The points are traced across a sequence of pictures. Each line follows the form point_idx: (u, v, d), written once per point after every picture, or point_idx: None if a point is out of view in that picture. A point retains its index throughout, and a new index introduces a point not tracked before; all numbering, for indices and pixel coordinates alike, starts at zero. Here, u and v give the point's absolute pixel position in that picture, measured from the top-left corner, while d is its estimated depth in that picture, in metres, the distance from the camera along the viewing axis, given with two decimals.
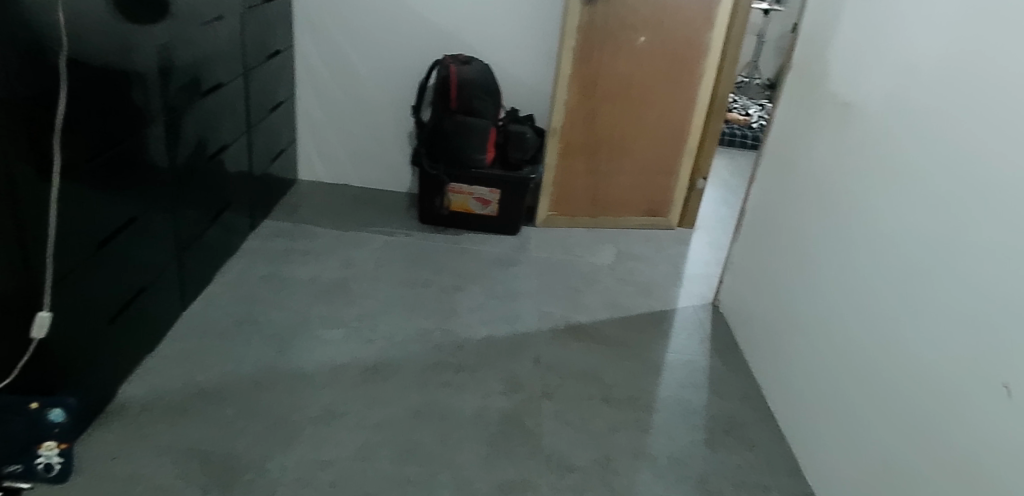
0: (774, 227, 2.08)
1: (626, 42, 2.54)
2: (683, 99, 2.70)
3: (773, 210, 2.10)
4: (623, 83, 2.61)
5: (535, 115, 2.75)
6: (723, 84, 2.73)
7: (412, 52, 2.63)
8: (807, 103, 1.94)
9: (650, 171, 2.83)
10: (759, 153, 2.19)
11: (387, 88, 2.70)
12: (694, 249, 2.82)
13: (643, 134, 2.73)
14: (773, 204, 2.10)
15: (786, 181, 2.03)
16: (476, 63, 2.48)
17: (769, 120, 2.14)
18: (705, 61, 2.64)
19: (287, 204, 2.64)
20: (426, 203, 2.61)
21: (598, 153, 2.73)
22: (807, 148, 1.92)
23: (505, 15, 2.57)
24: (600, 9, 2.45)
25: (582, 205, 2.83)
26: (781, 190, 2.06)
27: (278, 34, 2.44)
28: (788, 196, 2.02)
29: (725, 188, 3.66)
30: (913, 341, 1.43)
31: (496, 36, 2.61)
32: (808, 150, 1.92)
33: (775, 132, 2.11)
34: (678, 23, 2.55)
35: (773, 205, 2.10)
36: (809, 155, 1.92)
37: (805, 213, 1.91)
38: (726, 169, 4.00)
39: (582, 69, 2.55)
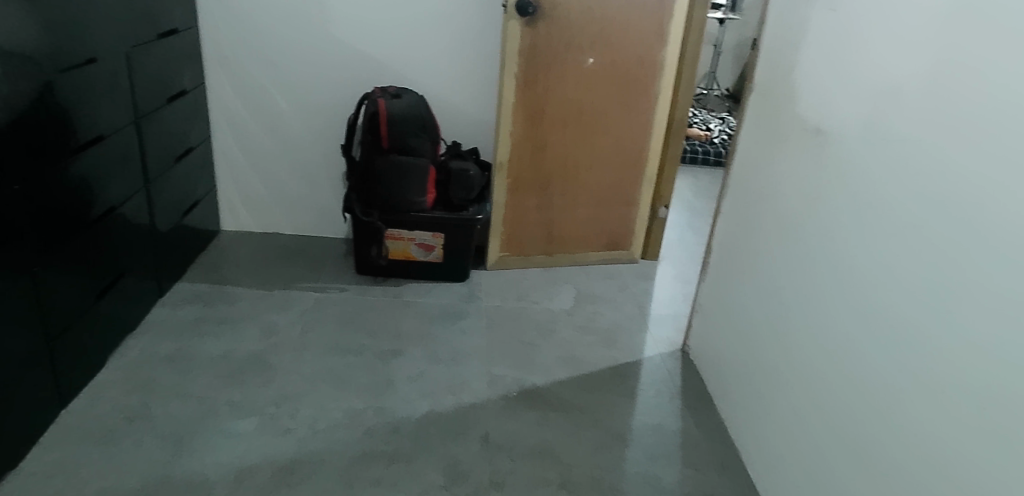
0: (745, 268, 1.86)
1: (573, 65, 2.31)
2: (638, 123, 2.49)
3: (742, 249, 1.88)
4: (572, 109, 2.38)
5: (479, 148, 2.51)
6: (679, 104, 2.53)
7: (339, 85, 2.38)
8: (771, 130, 1.74)
9: (607, 201, 2.60)
10: (723, 184, 1.98)
11: (315, 125, 2.44)
12: (660, 285, 2.60)
13: (596, 162, 2.51)
14: (741, 241, 1.89)
15: (755, 217, 1.81)
16: (407, 94, 2.22)
17: (732, 148, 1.93)
18: (659, 81, 2.45)
19: (205, 261, 2.36)
20: (361, 253, 2.34)
21: (550, 186, 2.49)
22: (775, 180, 1.71)
23: (440, 40, 2.34)
24: (542, 30, 2.22)
25: (536, 242, 2.58)
26: (749, 226, 1.84)
27: (184, 73, 2.18)
28: (760, 233, 1.80)
29: (690, 211, 3.46)
30: (905, 409, 1.20)
31: (432, 64, 2.37)
32: (776, 183, 1.71)
33: (739, 162, 1.90)
34: (628, 41, 2.34)
35: (742, 243, 1.88)
36: (777, 187, 1.70)
37: (777, 253, 1.69)
38: (689, 189, 3.81)
39: (526, 96, 2.31)
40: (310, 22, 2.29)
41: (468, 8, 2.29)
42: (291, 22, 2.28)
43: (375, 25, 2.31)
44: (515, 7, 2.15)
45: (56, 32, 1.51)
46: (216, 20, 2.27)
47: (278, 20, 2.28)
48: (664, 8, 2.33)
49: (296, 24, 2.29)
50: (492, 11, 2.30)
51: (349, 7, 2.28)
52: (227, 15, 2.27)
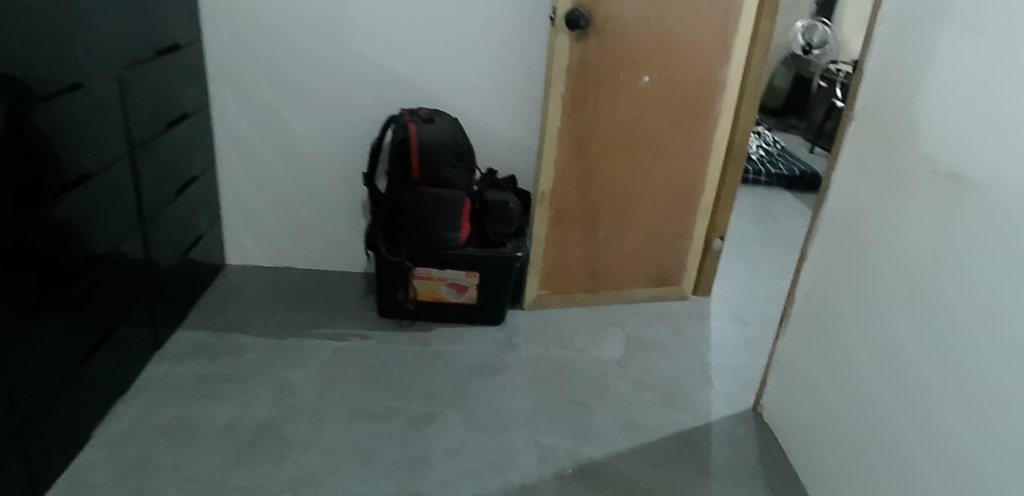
0: (841, 327, 1.59)
1: (627, 84, 2.05)
2: (695, 147, 2.24)
3: (837, 303, 1.61)
4: (624, 133, 2.12)
5: (517, 175, 2.25)
6: (739, 127, 2.28)
7: (360, 105, 2.12)
8: (883, 167, 1.47)
9: (658, 233, 2.34)
10: (812, 226, 1.71)
11: (333, 150, 2.18)
12: (718, 327, 2.32)
13: (648, 191, 2.25)
14: (838, 294, 1.62)
15: (860, 268, 1.54)
16: (441, 118, 1.96)
17: (825, 185, 1.67)
18: (720, 101, 2.19)
19: (210, 303, 2.10)
20: (385, 294, 2.08)
21: (596, 218, 2.23)
22: (890, 227, 1.45)
23: (477, 55, 2.08)
24: (595, 46, 1.96)
25: (579, 279, 2.32)
26: (850, 277, 1.57)
27: (186, 94, 1.93)
28: (864, 287, 1.53)
29: (736, 238, 3.19)
30: None
31: (467, 82, 2.11)
32: (892, 230, 1.44)
33: (836, 202, 1.63)
34: (688, 58, 2.08)
35: (837, 297, 1.61)
36: (894, 236, 1.44)
37: (896, 313, 1.42)
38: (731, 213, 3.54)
39: (574, 120, 2.05)
40: (330, 35, 2.03)
41: (508, 19, 2.03)
42: (306, 35, 2.03)
43: (403, 39, 2.05)
44: (566, 20, 1.89)
45: (37, 51, 1.26)
46: (222, 34, 2.02)
47: (293, 33, 2.02)
48: (728, 20, 2.08)
49: (313, 37, 2.03)
50: (535, 22, 2.04)
51: (374, 19, 2.02)
52: (235, 28, 2.01)
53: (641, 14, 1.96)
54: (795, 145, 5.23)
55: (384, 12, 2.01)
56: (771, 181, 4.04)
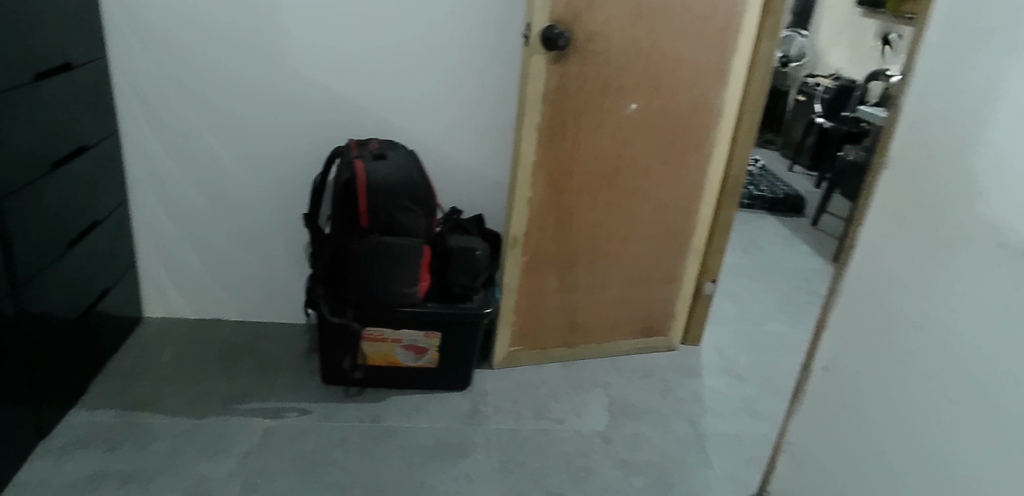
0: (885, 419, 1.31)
1: (611, 112, 1.77)
2: (687, 182, 1.97)
3: (875, 389, 1.34)
4: (608, 168, 1.84)
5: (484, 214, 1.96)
6: (735, 159, 2.02)
7: (300, 135, 1.81)
8: (935, 235, 1.19)
9: (644, 278, 2.06)
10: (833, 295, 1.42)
11: (269, 186, 1.86)
12: (712, 387, 2.06)
13: (634, 231, 1.97)
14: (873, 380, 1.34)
15: (905, 352, 1.26)
16: (392, 152, 1.64)
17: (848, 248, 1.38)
18: (714, 130, 1.93)
19: (120, 370, 1.76)
20: (328, 359, 1.76)
21: (575, 263, 1.94)
22: (952, 310, 1.17)
23: (438, 77, 1.78)
24: (576, 69, 1.68)
25: (555, 333, 2.03)
26: (892, 362, 1.29)
27: (85, 121, 1.60)
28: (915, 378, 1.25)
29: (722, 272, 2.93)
30: None
31: (426, 108, 1.82)
32: (954, 314, 1.17)
33: (863, 269, 1.35)
34: (680, 82, 1.82)
35: (874, 381, 1.34)
36: (957, 322, 1.16)
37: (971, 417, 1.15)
38: None
39: (551, 153, 1.75)
40: (263, 52, 1.71)
41: (473, 36, 1.74)
42: (234, 51, 1.71)
43: (350, 58, 1.74)
44: (542, 38, 1.61)
45: None
46: (131, 48, 1.69)
47: (218, 49, 1.70)
48: (725, 40, 1.82)
49: (242, 54, 1.71)
50: (505, 39, 1.76)
51: (315, 34, 1.71)
52: (147, 43, 1.68)
53: (627, 32, 1.69)
54: (774, 163, 5.03)
55: (327, 25, 1.70)
56: (754, 204, 3.80)
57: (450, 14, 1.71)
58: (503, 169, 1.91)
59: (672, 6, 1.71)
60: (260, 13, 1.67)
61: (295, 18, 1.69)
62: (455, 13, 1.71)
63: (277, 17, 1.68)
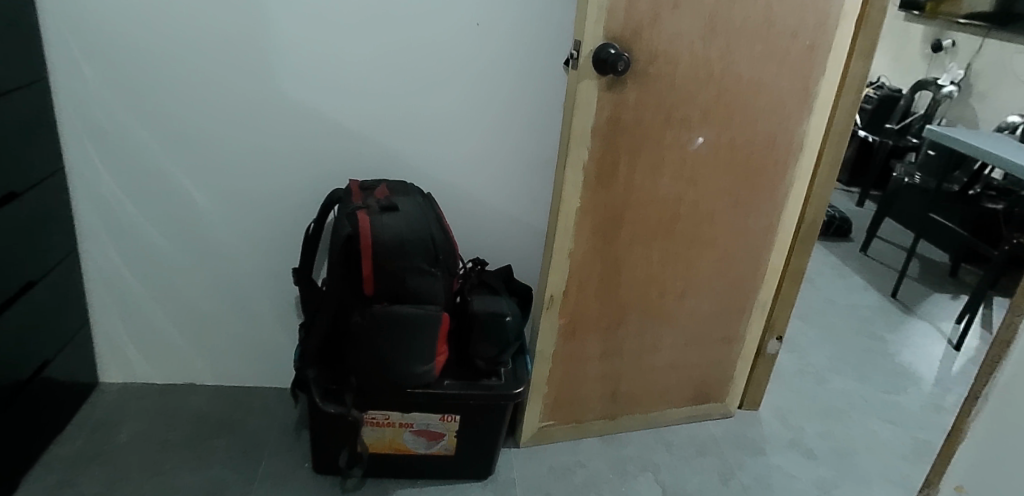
0: None
1: (673, 148, 1.44)
2: (756, 229, 1.64)
3: None
4: (665, 215, 1.51)
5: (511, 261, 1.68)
6: (812, 199, 1.68)
7: (291, 169, 1.49)
8: None
9: (702, 339, 1.73)
10: None
11: (255, 230, 1.55)
12: (781, 469, 1.74)
13: (692, 287, 1.64)
14: None
15: None
16: (402, 199, 1.31)
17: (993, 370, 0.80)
18: (792, 167, 1.60)
19: (66, 459, 1.45)
20: (322, 447, 1.44)
21: (622, 326, 1.61)
22: None
23: (461, 101, 1.49)
24: (634, 96, 1.35)
25: (595, 404, 1.70)
26: None
27: (18, 158, 1.28)
28: None
29: None
30: None
31: (448, 137, 1.52)
32: None
33: None
34: (756, 111, 1.49)
35: None
36: None
37: None
38: None
39: (599, 198, 1.43)
40: (246, 71, 1.39)
41: (507, 53, 1.45)
42: (209, 72, 1.39)
43: (354, 77, 1.43)
44: (594, 60, 1.28)
45: None
46: (80, 67, 1.36)
47: (189, 68, 1.38)
48: (811, 61, 1.49)
49: (220, 75, 1.39)
50: (545, 59, 1.47)
51: (311, 49, 1.39)
52: (100, 60, 1.36)
53: (697, 51, 1.36)
54: None
55: (326, 39, 1.38)
56: None
57: (480, 28, 1.42)
58: (537, 209, 1.63)
59: (752, 20, 1.38)
60: (242, 25, 1.35)
61: (288, 30, 1.37)
62: (486, 27, 1.42)
63: (262, 29, 1.36)
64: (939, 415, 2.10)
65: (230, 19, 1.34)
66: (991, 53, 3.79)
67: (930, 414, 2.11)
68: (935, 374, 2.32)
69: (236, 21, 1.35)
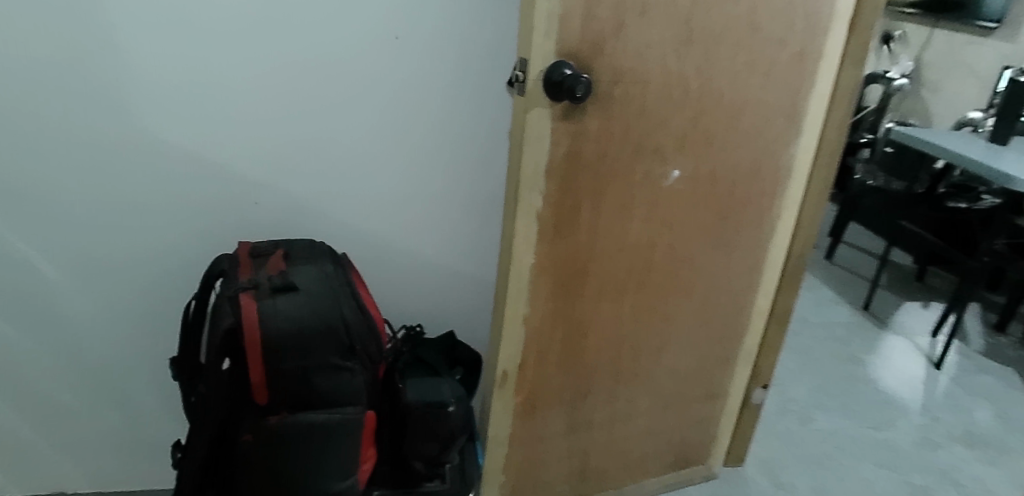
0: None
1: (643, 185, 1.18)
2: (740, 269, 1.39)
3: None
4: (636, 263, 1.25)
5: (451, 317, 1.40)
6: (802, 231, 1.44)
7: (171, 224, 1.20)
8: None
9: (682, 398, 1.47)
10: None
11: (129, 300, 1.25)
12: None
13: (670, 342, 1.38)
14: None
15: None
16: (303, 271, 1.00)
17: None
18: (780, 196, 1.36)
19: None
20: None
21: (590, 395, 1.34)
22: None
23: (385, 137, 1.21)
24: (597, 126, 1.08)
25: (562, 484, 1.42)
26: None
27: None
28: None
29: None
30: None
31: (369, 179, 1.24)
32: None
33: None
34: (739, 136, 1.23)
35: None
36: None
37: None
38: None
39: (557, 250, 1.15)
40: (101, 106, 1.10)
41: (438, 75, 1.19)
42: (43, 107, 1.08)
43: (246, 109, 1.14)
44: (546, 83, 1.00)
45: None
46: None
47: (21, 101, 1.07)
48: (800, 73, 1.25)
49: (64, 111, 1.09)
50: (485, 81, 1.21)
51: (186, 75, 1.10)
52: None
53: (671, 67, 1.10)
54: None
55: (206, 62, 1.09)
56: None
57: (401, 46, 1.15)
58: (482, 258, 1.37)
59: (733, 26, 1.13)
60: (91, 45, 1.06)
61: (153, 51, 1.07)
62: (409, 44, 1.15)
63: (118, 48, 1.07)
64: (933, 453, 1.91)
65: (73, 41, 1.05)
66: (942, 43, 3.68)
67: (923, 453, 1.91)
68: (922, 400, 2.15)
69: (78, 40, 1.05)
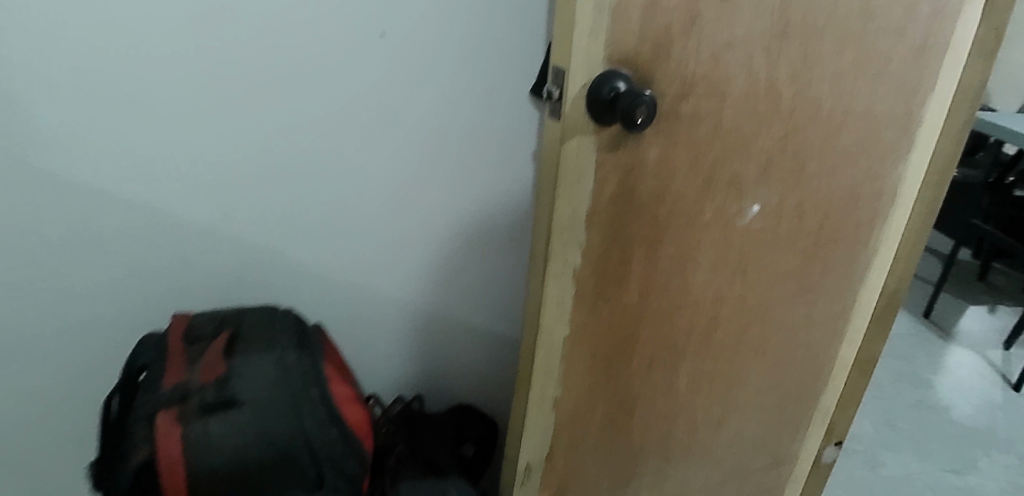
0: None
1: (714, 226, 0.89)
2: (823, 317, 1.11)
3: None
4: (699, 322, 0.97)
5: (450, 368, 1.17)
6: (899, 267, 1.16)
7: (116, 281, 0.97)
8: None
9: (744, 469, 1.20)
10: None
11: (63, 372, 1.00)
12: None
13: (733, 409, 1.10)
14: None
15: None
16: (248, 371, 0.82)
17: None
18: (879, 229, 1.07)
19: None
20: None
21: (636, 479, 1.07)
22: None
23: (374, 170, 0.99)
24: (656, 157, 0.79)
25: None
26: None
27: None
28: None
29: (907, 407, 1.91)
30: None
31: (356, 224, 1.02)
32: None
33: None
34: (836, 158, 0.94)
35: None
36: None
37: None
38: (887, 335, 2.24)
39: (600, 316, 0.87)
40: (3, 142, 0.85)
41: (440, 91, 0.96)
42: None
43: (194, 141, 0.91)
44: (591, 103, 0.71)
45: None
46: None
47: None
48: (919, 71, 0.94)
49: None
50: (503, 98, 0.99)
51: (120, 93, 0.86)
52: None
53: (757, 73, 0.80)
54: None
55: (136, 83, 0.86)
56: None
57: (394, 57, 0.92)
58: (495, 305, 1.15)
59: (841, 14, 0.82)
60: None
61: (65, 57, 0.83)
62: (404, 56, 0.93)
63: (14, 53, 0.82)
64: None
65: None
66: None
67: None
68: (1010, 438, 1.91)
69: None
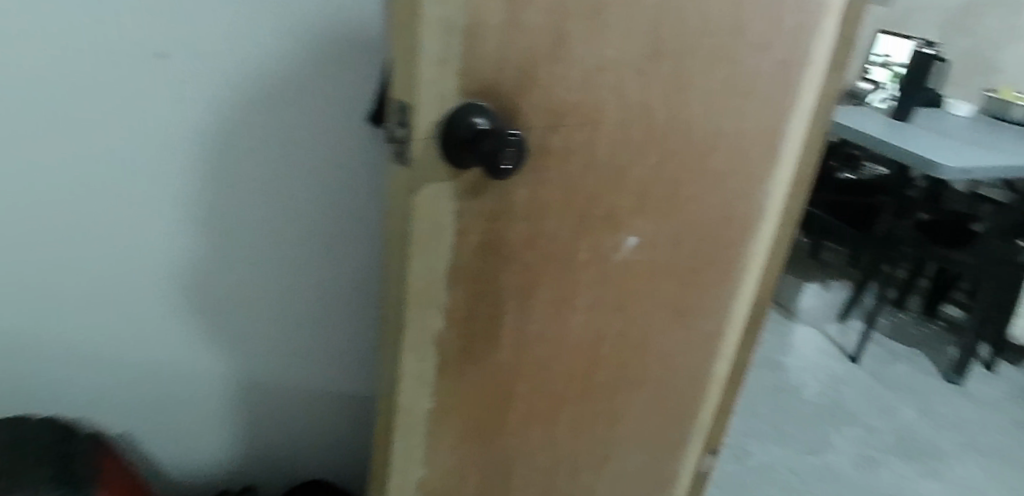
0: None
1: (590, 265, 0.80)
2: (700, 339, 1.06)
3: None
4: (579, 367, 0.87)
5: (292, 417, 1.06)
6: (766, 276, 1.14)
7: None
8: None
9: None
10: None
11: None
12: None
13: (615, 446, 1.03)
14: None
15: None
16: None
17: None
18: (749, 245, 1.03)
19: None
20: None
21: None
22: None
23: (168, 224, 0.89)
24: (525, 200, 0.67)
25: None
26: None
27: None
28: None
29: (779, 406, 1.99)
30: None
31: (150, 287, 0.92)
32: None
33: None
34: (709, 180, 0.88)
35: None
36: None
37: None
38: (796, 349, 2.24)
39: (471, 382, 0.75)
40: None
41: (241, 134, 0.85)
42: None
43: None
44: (444, 143, 0.57)
45: None
46: None
47: None
48: (784, 85, 0.90)
49: None
50: (326, 131, 0.87)
51: None
52: None
53: (629, 98, 0.71)
54: None
55: None
56: None
57: (177, 100, 0.82)
58: (341, 355, 1.04)
59: (711, 30, 0.75)
60: None
61: None
62: (192, 96, 0.82)
63: None
64: (873, 474, 1.87)
65: None
66: None
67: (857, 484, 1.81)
68: (865, 412, 2.09)
69: None
